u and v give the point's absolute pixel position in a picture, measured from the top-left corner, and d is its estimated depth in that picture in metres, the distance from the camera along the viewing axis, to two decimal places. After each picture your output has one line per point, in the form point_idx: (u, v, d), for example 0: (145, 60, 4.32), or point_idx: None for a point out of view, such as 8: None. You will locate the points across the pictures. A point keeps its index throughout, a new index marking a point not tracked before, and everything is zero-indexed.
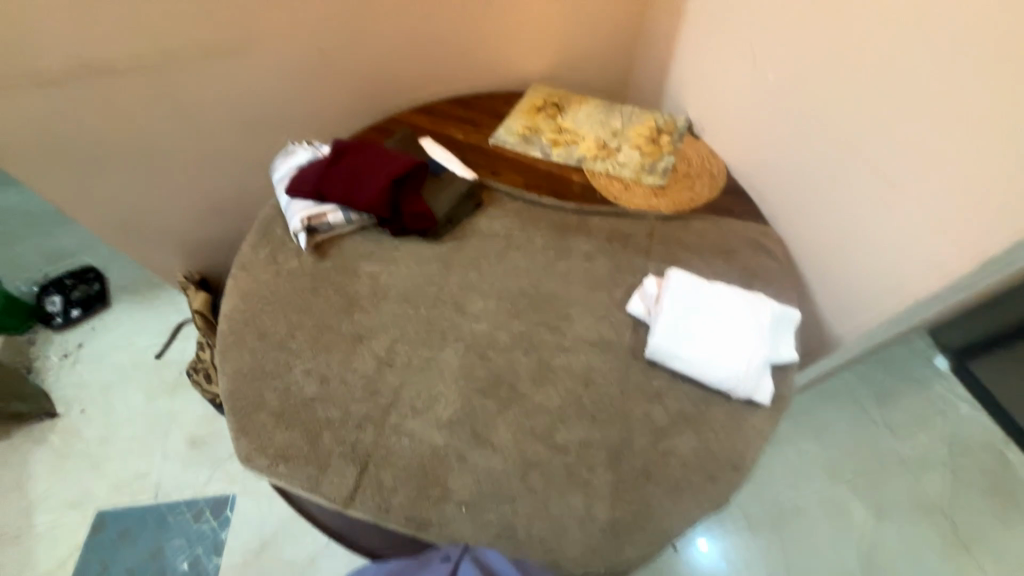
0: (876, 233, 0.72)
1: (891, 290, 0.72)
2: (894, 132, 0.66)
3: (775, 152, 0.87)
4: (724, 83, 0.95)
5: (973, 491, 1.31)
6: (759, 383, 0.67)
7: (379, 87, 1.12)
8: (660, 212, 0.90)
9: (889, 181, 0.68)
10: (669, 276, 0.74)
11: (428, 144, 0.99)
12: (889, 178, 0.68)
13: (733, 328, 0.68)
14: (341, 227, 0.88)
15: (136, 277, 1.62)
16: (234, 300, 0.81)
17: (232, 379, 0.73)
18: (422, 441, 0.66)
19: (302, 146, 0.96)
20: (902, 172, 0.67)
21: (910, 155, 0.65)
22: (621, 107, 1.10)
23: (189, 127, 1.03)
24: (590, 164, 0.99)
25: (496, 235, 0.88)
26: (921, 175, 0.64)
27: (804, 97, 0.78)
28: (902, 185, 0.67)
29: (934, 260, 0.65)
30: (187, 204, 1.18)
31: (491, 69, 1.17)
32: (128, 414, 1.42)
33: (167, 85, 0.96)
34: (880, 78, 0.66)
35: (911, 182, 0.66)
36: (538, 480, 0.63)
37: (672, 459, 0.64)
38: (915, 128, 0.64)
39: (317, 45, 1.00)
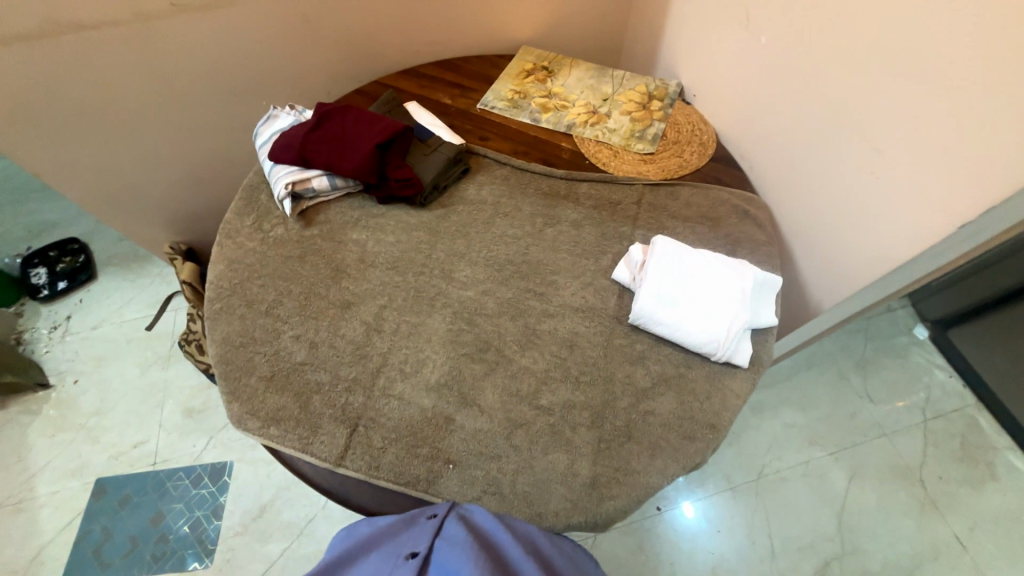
0: (861, 201, 0.72)
1: (874, 258, 0.72)
2: (878, 97, 0.66)
3: (765, 118, 0.86)
4: (717, 49, 0.93)
5: (944, 454, 1.37)
6: (739, 348, 0.68)
7: (364, 50, 1.09)
8: (648, 180, 0.89)
9: (873, 148, 0.68)
10: (655, 243, 0.74)
11: (414, 109, 0.96)
12: (873, 145, 0.68)
13: (715, 293, 0.70)
14: (327, 194, 0.86)
15: (124, 251, 1.60)
16: (221, 268, 0.81)
17: (222, 346, 0.74)
18: (410, 403, 0.68)
19: (284, 110, 0.93)
20: (885, 138, 0.66)
21: (892, 120, 0.65)
22: (612, 72, 1.08)
23: (166, 91, 1.00)
24: (579, 130, 0.98)
25: (483, 203, 0.88)
26: (902, 141, 0.64)
27: (795, 60, 0.77)
28: (885, 151, 0.67)
29: (914, 227, 0.65)
30: (171, 174, 1.15)
31: (479, 32, 1.13)
32: (123, 386, 1.43)
33: (140, 44, 0.91)
34: (866, 41, 0.65)
35: (892, 149, 0.65)
36: (523, 439, 0.65)
37: (653, 419, 0.66)
38: (897, 91, 0.63)
39: (299, 5, 0.97)
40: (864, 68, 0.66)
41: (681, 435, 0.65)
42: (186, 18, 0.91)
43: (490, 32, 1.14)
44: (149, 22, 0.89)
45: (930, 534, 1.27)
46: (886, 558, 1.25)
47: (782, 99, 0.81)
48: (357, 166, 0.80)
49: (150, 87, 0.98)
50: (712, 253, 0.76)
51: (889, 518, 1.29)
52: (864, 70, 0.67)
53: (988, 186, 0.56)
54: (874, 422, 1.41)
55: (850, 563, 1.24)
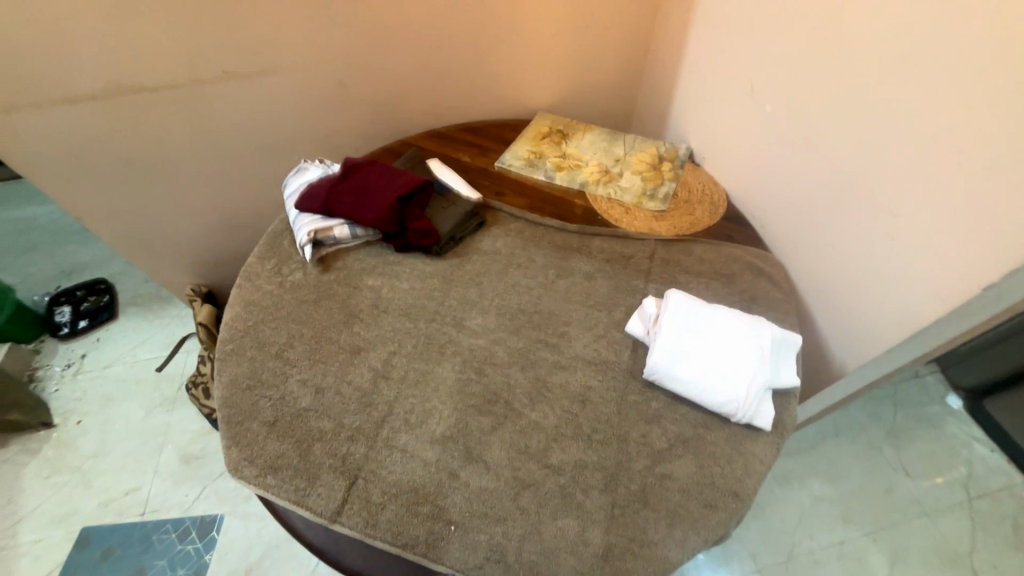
0: (877, 261, 0.72)
1: (895, 320, 0.71)
2: (887, 161, 0.67)
3: (776, 180, 0.88)
4: (724, 117, 0.98)
5: (997, 541, 1.24)
6: (761, 409, 0.65)
7: (391, 113, 1.17)
8: (660, 236, 0.91)
9: (886, 209, 0.69)
10: (668, 297, 0.74)
11: (436, 166, 1.02)
12: (885, 206, 0.69)
13: (733, 350, 0.68)
14: (346, 242, 0.90)
15: (147, 292, 1.65)
16: (237, 309, 0.82)
17: (229, 387, 0.73)
18: (413, 456, 0.65)
19: (314, 163, 0.99)
20: (897, 199, 0.67)
21: (903, 183, 0.66)
22: (624, 136, 1.14)
23: (208, 146, 1.08)
24: (592, 188, 1.01)
25: (497, 254, 0.89)
26: (914, 203, 0.65)
27: (802, 128, 0.80)
28: (898, 213, 0.67)
29: (934, 288, 0.64)
30: (201, 220, 1.21)
31: (499, 99, 1.22)
32: (124, 428, 1.41)
33: (191, 105, 1.00)
34: (871, 111, 0.68)
35: (905, 210, 0.66)
36: (531, 501, 0.60)
37: (670, 484, 0.61)
38: (906, 156, 0.65)
39: (336, 73, 1.06)
40: (872, 135, 0.69)
41: (701, 503, 0.60)
42: (234, 83, 1.00)
43: (509, 98, 1.22)
44: (200, 85, 0.98)
45: None
46: None
47: (791, 163, 0.84)
48: (377, 217, 0.83)
49: (193, 142, 1.06)
50: (728, 309, 0.75)
51: None
52: (871, 136, 0.69)
53: (1007, 249, 0.55)
54: (915, 501, 1.29)
55: None
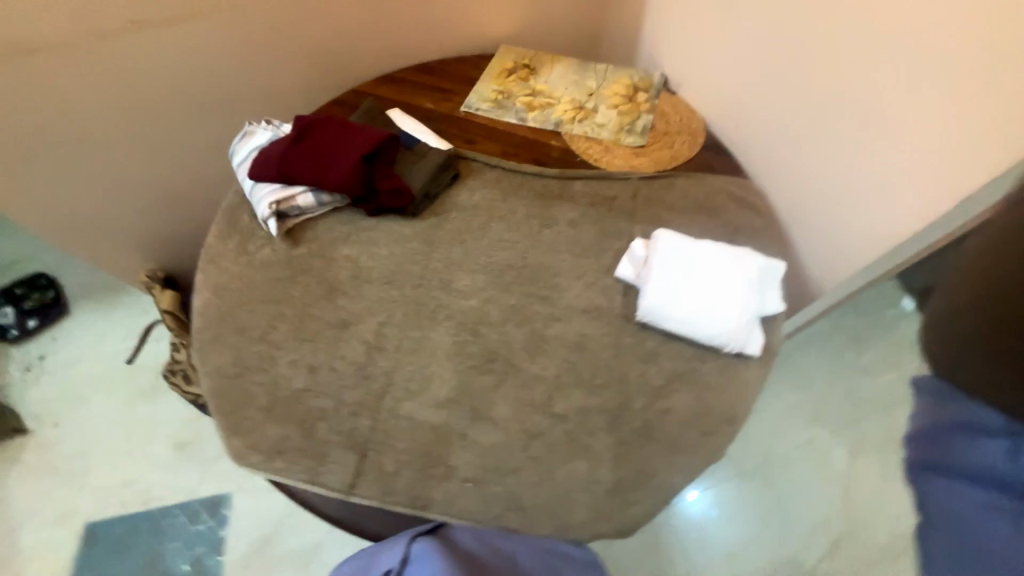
0: (860, 179, 0.73)
1: (877, 235, 0.73)
2: (885, 71, 0.65)
3: (755, 104, 0.86)
4: (701, 37, 0.93)
5: None
6: (750, 336, 0.67)
7: (339, 59, 1.06)
8: (642, 173, 0.88)
9: (879, 124, 0.68)
10: (656, 237, 0.73)
11: (396, 115, 0.93)
12: (879, 121, 0.68)
13: (722, 285, 0.69)
14: (312, 210, 0.83)
15: (93, 281, 1.49)
16: (206, 295, 0.77)
17: (215, 378, 0.70)
18: (420, 422, 0.65)
19: (260, 125, 0.89)
20: (892, 112, 0.66)
21: (901, 93, 0.64)
22: (595, 66, 1.06)
23: (133, 112, 0.96)
24: (568, 127, 0.96)
25: (477, 208, 0.85)
26: (912, 114, 0.64)
27: (785, 43, 0.77)
28: (892, 126, 0.67)
29: (925, 199, 0.66)
30: (142, 199, 1.10)
31: (456, 33, 1.11)
32: (107, 424, 1.36)
33: (102, 64, 0.88)
34: (860, 20, 0.66)
35: (900, 122, 0.65)
36: (540, 450, 0.63)
37: (670, 417, 0.64)
38: (907, 64, 0.63)
39: (266, 15, 0.93)
40: (869, 43, 0.66)
41: (700, 431, 0.64)
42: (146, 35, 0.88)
43: (466, 31, 1.11)
44: (104, 39, 0.85)
45: None
46: None
47: (776, 82, 0.81)
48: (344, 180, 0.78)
49: (113, 109, 0.93)
50: (714, 243, 0.75)
51: None
52: (868, 45, 0.66)
53: (1008, 152, 0.56)
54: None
55: None
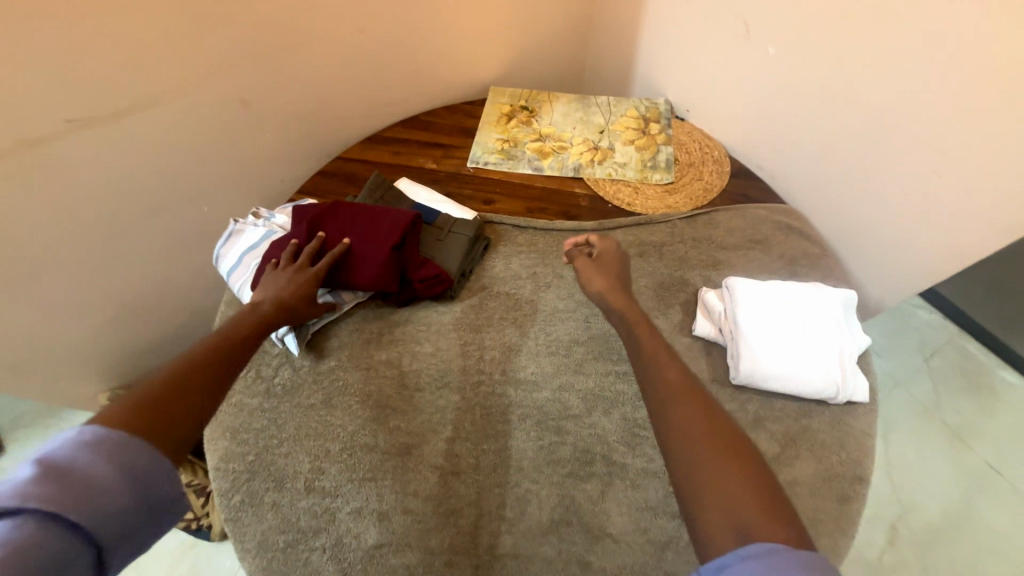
0: (918, 200, 0.71)
1: (940, 255, 0.71)
2: (952, 84, 0.62)
3: (783, 129, 0.83)
4: (708, 64, 0.90)
5: (952, 388, 1.42)
6: (854, 381, 0.63)
7: (317, 125, 0.93)
8: (682, 212, 0.83)
9: (948, 137, 0.65)
10: (731, 287, 0.68)
11: (405, 186, 0.83)
12: (946, 134, 0.65)
13: (814, 330, 0.64)
14: (332, 313, 0.71)
15: (30, 408, 1.25)
16: (224, 443, 0.63)
17: (262, 553, 0.56)
18: (530, 559, 0.55)
19: (247, 221, 0.76)
20: (964, 124, 0.63)
21: (973, 105, 0.62)
22: (596, 99, 1.01)
23: (81, 223, 0.78)
24: (589, 171, 0.89)
25: (518, 278, 0.77)
26: (988, 125, 0.61)
27: (819, 69, 0.75)
28: (965, 139, 0.64)
29: (1010, 211, 0.62)
30: (96, 317, 0.91)
31: (442, 80, 1.01)
32: None
33: (39, 177, 0.71)
34: (910, 45, 0.64)
35: (973, 135, 0.63)
36: (677, 561, 0.55)
37: (799, 490, 0.59)
38: (976, 82, 0.61)
39: (234, 90, 0.80)
40: (931, 57, 0.63)
41: (835, 499, 0.58)
42: (92, 135, 0.72)
43: (452, 77, 1.02)
44: (40, 148, 0.68)
45: (965, 468, 1.30)
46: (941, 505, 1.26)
47: (815, 103, 0.77)
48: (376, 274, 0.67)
49: (56, 223, 0.76)
50: (786, 282, 0.71)
51: (928, 461, 1.32)
52: (931, 58, 0.63)
53: None
54: None
55: (913, 519, 1.24)
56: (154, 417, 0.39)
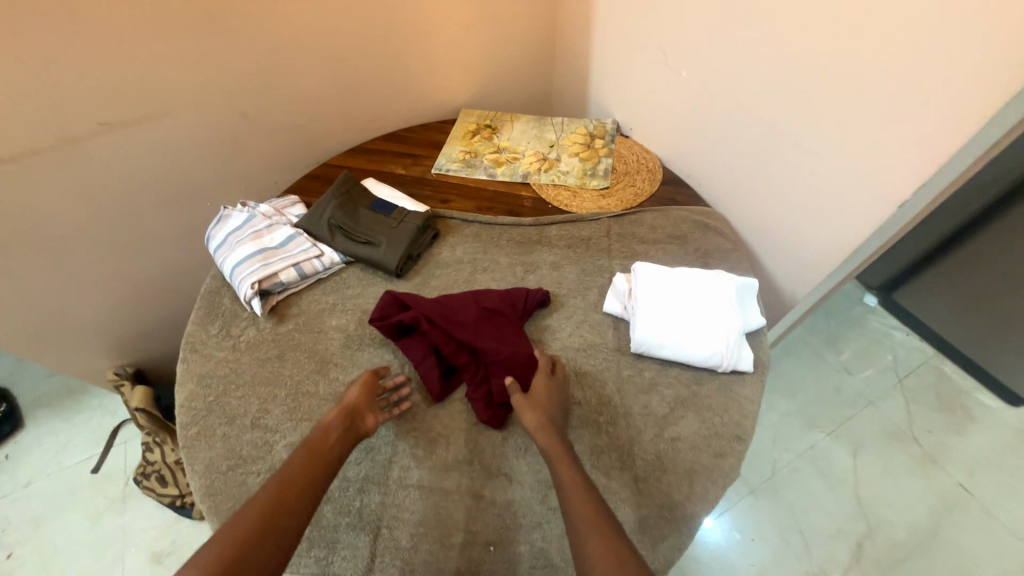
0: (810, 199, 0.79)
1: (834, 247, 0.78)
2: (816, 95, 0.72)
3: (703, 140, 0.94)
4: (642, 87, 1.03)
5: (928, 410, 1.32)
6: (738, 353, 0.70)
7: (309, 138, 1.10)
8: (612, 213, 0.94)
9: (819, 142, 0.74)
10: (636, 270, 0.77)
11: (372, 185, 0.96)
12: (821, 141, 0.74)
13: (706, 306, 0.72)
14: (295, 284, 0.83)
15: (56, 386, 1.41)
16: (190, 386, 0.74)
17: (206, 474, 0.66)
18: (433, 489, 0.63)
19: (235, 208, 0.90)
20: (828, 130, 0.72)
21: (834, 112, 0.70)
22: (552, 120, 1.14)
23: (105, 209, 0.95)
24: (536, 177, 1.01)
25: (459, 263, 0.88)
26: (848, 130, 0.70)
27: (721, 87, 0.85)
28: (832, 143, 0.72)
29: (875, 203, 0.70)
30: (112, 293, 1.06)
31: (418, 101, 1.18)
32: (70, 546, 1.20)
33: (73, 169, 0.87)
34: (782, 65, 0.75)
35: (838, 139, 0.71)
36: None
37: (681, 444, 0.65)
38: (833, 96, 0.70)
39: (236, 104, 0.97)
40: (799, 72, 0.73)
41: (712, 454, 0.64)
42: (116, 136, 0.89)
43: (427, 99, 1.18)
44: (74, 144, 0.85)
45: (938, 488, 1.21)
46: (909, 523, 1.17)
47: (721, 118, 0.88)
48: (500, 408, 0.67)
49: (84, 208, 0.92)
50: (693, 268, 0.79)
51: (899, 481, 1.22)
52: (799, 75, 0.73)
53: (929, 167, 0.62)
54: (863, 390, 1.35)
55: (880, 537, 1.15)
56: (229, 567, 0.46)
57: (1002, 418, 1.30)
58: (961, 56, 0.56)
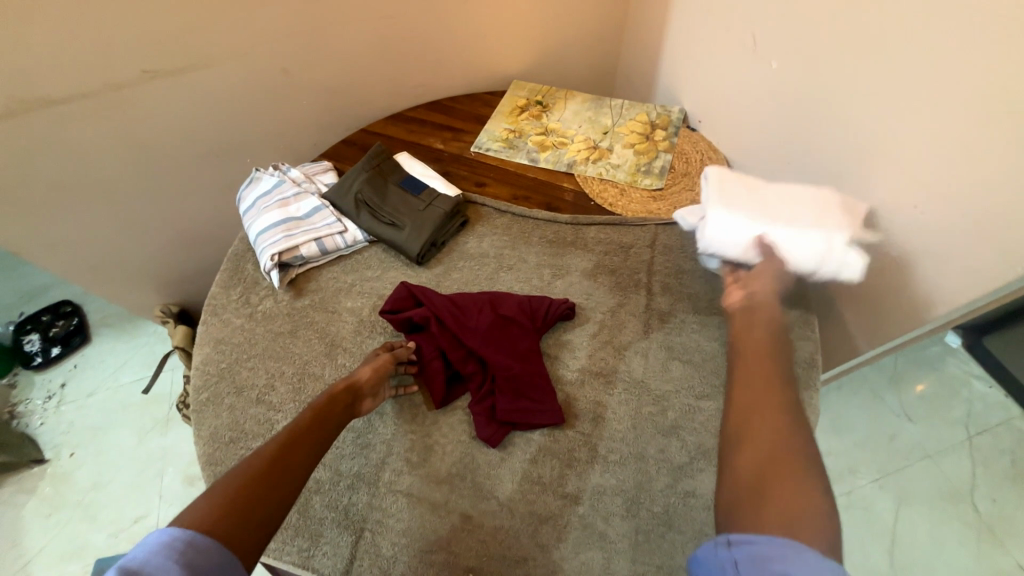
0: (905, 237, 0.65)
1: (928, 297, 0.65)
2: (935, 113, 0.57)
3: (782, 147, 0.79)
4: (719, 73, 0.88)
5: (999, 476, 1.15)
6: (837, 217, 0.63)
7: (351, 100, 1.05)
8: (661, 219, 0.83)
9: (934, 172, 0.59)
10: (711, 178, 0.70)
11: (405, 159, 0.90)
12: (929, 171, 0.59)
13: (794, 212, 0.65)
14: (316, 259, 0.81)
15: (118, 310, 1.53)
16: (206, 350, 0.75)
17: (209, 442, 0.67)
18: (421, 501, 0.60)
19: (267, 171, 0.88)
20: (949, 159, 0.57)
21: (955, 137, 0.55)
22: (610, 102, 1.02)
23: (150, 156, 0.95)
24: (582, 168, 0.91)
25: (485, 257, 0.82)
26: (978, 163, 0.54)
27: (814, 86, 0.70)
28: (952, 176, 0.57)
29: (995, 259, 0.56)
30: (158, 237, 1.09)
31: (466, 69, 1.08)
32: (120, 456, 1.33)
33: (120, 114, 0.88)
34: (896, 68, 0.59)
35: (961, 171, 0.56)
36: (551, 535, 0.57)
37: (695, 501, 0.58)
38: (958, 116, 0.55)
39: (277, 59, 0.93)
40: (927, 80, 0.56)
41: None
42: (160, 84, 0.88)
43: (476, 67, 1.09)
44: (120, 89, 0.85)
45: (993, 565, 1.06)
46: None
47: (808, 122, 0.73)
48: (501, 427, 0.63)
49: (132, 153, 0.93)
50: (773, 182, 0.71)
51: (944, 550, 1.08)
52: (917, 85, 0.58)
53: None
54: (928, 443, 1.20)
55: None
56: (231, 519, 0.43)
57: None
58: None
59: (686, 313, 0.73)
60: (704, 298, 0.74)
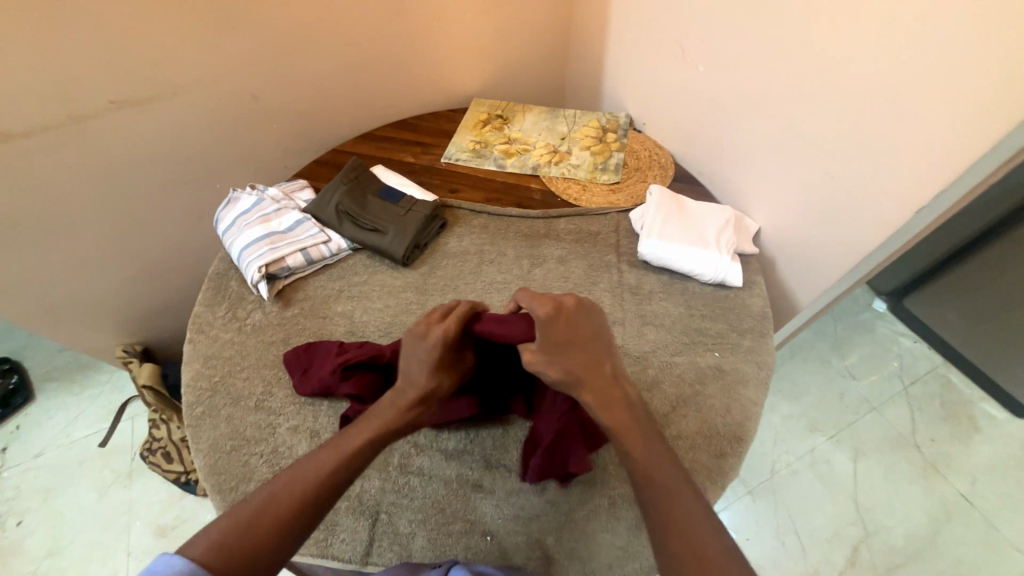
0: (824, 202, 0.77)
1: (848, 250, 0.77)
2: (835, 95, 0.70)
3: (719, 137, 0.92)
4: (659, 79, 1.00)
5: (933, 418, 1.29)
6: (728, 239, 0.82)
7: (320, 123, 1.09)
8: (622, 208, 0.93)
9: (840, 144, 0.72)
10: (653, 194, 0.88)
11: (381, 172, 0.95)
12: (835, 142, 0.72)
13: (701, 232, 0.83)
14: (302, 269, 0.84)
15: (67, 359, 1.37)
16: (196, 366, 0.75)
17: (209, 454, 0.68)
18: (434, 477, 0.64)
19: (245, 191, 0.89)
20: (851, 131, 0.70)
21: (852, 113, 0.69)
22: (564, 112, 1.13)
23: (116, 189, 0.93)
24: (546, 170, 1.00)
25: (466, 254, 0.88)
26: (871, 134, 0.68)
27: (740, 80, 0.83)
28: (852, 147, 0.70)
29: (893, 209, 0.68)
30: (122, 274, 1.04)
31: (428, 88, 1.16)
32: (78, 516, 1.16)
33: (86, 146, 0.85)
34: (800, 61, 0.73)
35: (861, 139, 0.69)
36: (558, 492, 0.63)
37: (681, 443, 0.66)
38: (852, 96, 0.68)
39: (248, 85, 0.96)
40: (824, 71, 0.70)
41: (712, 454, 0.66)
42: (129, 115, 0.87)
43: (437, 87, 1.17)
44: (88, 121, 0.83)
45: (939, 496, 1.19)
46: (907, 531, 1.15)
47: (738, 114, 0.86)
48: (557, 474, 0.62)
49: (98, 186, 0.90)
50: (699, 202, 0.89)
51: (898, 489, 1.20)
52: (817, 73, 0.71)
53: (946, 171, 0.61)
54: (877, 396, 1.33)
55: (876, 544, 1.13)
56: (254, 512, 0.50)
57: (1006, 429, 1.27)
58: (1003, 60, 0.53)
59: (653, 286, 0.82)
60: (667, 271, 0.84)
